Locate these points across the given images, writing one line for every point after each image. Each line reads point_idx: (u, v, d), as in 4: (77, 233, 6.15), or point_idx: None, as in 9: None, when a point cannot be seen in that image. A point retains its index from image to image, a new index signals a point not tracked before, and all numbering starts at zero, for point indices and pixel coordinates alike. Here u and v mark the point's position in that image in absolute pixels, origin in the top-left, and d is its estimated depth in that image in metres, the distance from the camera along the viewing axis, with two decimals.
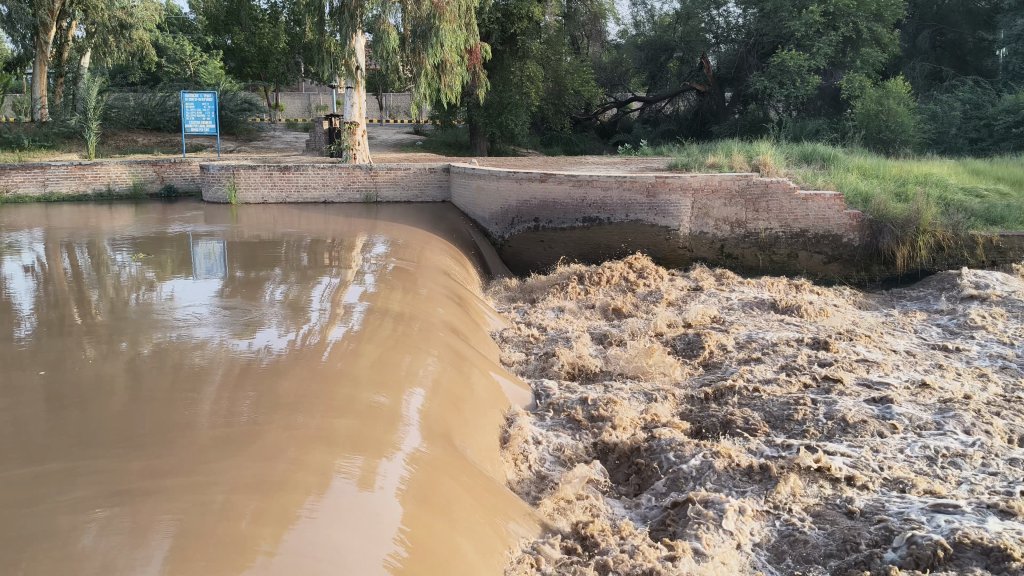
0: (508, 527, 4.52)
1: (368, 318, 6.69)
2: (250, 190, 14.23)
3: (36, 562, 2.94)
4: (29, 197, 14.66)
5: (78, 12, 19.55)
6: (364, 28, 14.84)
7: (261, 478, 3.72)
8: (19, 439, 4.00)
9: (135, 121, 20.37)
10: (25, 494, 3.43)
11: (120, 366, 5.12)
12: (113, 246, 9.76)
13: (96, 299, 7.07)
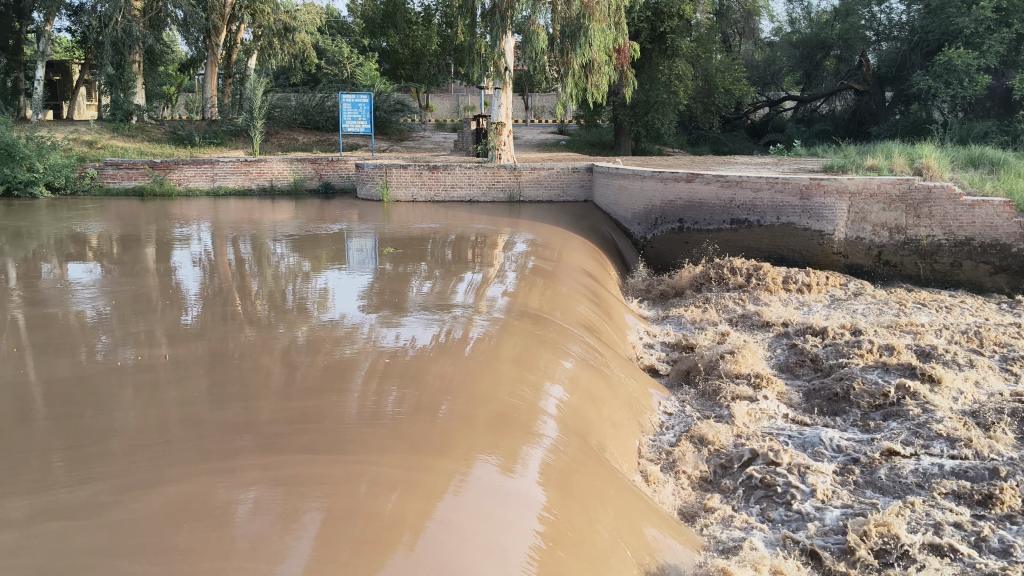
0: (645, 528, 4.51)
1: (508, 314, 6.82)
2: (400, 188, 14.67)
3: (191, 538, 3.13)
4: (199, 190, 15.73)
5: (246, 16, 20.73)
6: (514, 30, 15.06)
7: (402, 466, 3.84)
8: (182, 420, 4.28)
9: (295, 121, 21.41)
10: (185, 473, 3.66)
11: (275, 354, 5.43)
12: (273, 239, 10.33)
13: (256, 289, 7.51)
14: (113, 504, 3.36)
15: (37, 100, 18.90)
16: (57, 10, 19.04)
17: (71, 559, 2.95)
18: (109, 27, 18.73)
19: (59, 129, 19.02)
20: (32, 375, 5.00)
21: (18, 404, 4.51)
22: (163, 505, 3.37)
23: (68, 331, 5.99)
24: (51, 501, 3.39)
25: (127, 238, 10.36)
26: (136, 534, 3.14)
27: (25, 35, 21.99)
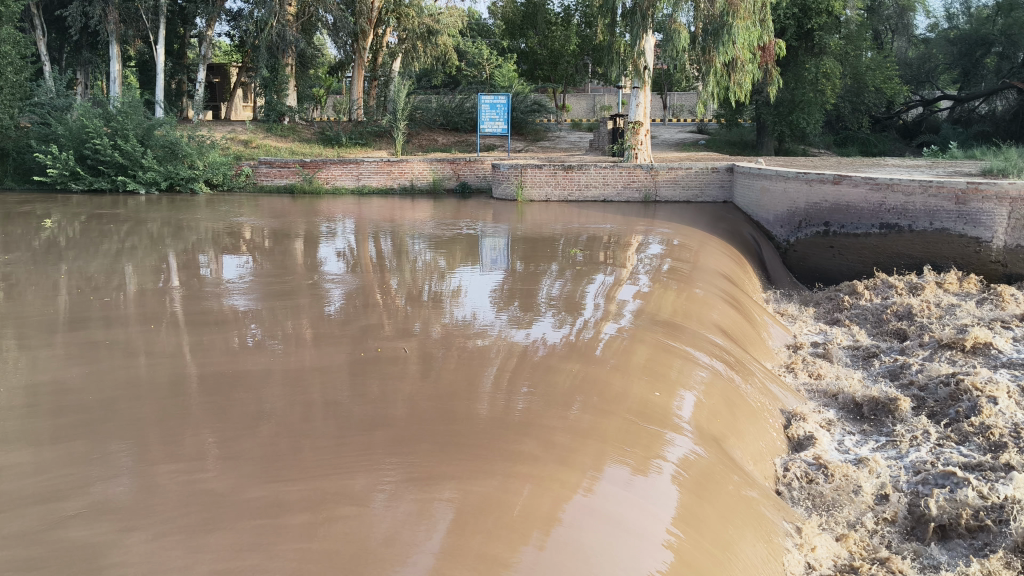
0: (783, 541, 4.39)
1: (641, 316, 6.80)
2: (536, 188, 14.82)
3: (331, 523, 3.31)
4: (344, 188, 16.40)
5: (392, 20, 21.39)
6: (655, 29, 14.93)
7: (533, 464, 3.91)
8: (324, 410, 4.52)
9: (436, 121, 21.93)
10: (324, 461, 3.87)
11: (413, 348, 5.63)
12: (412, 237, 10.66)
13: (395, 284, 7.78)
14: (261, 487, 3.60)
15: (199, 102, 20.05)
16: (218, 16, 20.14)
17: (221, 536, 3.19)
18: (265, 31, 19.64)
19: (218, 129, 20.21)
20: (190, 361, 5.38)
21: (178, 388, 4.87)
22: (304, 491, 3.58)
23: (222, 321, 6.40)
24: (206, 480, 3.66)
25: (277, 232, 10.94)
26: (281, 516, 3.35)
27: (190, 41, 23.47)
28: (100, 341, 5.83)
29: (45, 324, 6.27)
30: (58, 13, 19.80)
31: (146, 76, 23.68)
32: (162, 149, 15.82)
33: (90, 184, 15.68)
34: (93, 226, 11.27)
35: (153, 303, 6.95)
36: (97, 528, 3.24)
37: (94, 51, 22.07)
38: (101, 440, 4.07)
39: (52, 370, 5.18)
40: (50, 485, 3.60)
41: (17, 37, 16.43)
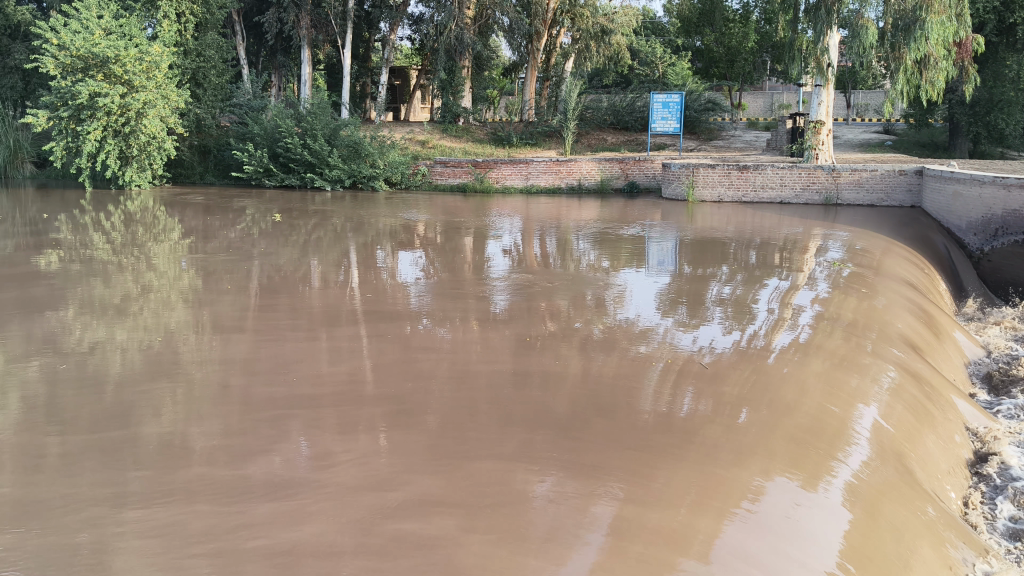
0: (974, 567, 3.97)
1: (818, 325, 6.49)
2: (707, 188, 14.51)
3: (492, 513, 3.37)
4: (513, 188, 16.70)
5: (566, 20, 21.45)
6: (840, 25, 14.24)
7: (698, 473, 3.80)
8: (490, 404, 4.60)
9: (606, 121, 21.83)
10: (487, 454, 3.94)
11: (575, 348, 5.64)
12: (579, 236, 10.67)
13: (562, 283, 7.83)
14: (427, 474, 3.71)
15: (381, 104, 20.87)
16: (401, 20, 20.87)
17: (387, 519, 3.30)
18: (444, 34, 20.17)
19: (397, 129, 20.98)
20: (365, 351, 5.62)
21: (352, 376, 5.10)
22: (467, 481, 3.66)
23: (396, 313, 6.65)
24: (376, 465, 3.81)
25: (448, 229, 11.23)
26: (444, 503, 3.44)
27: (374, 45, 24.48)
28: (286, 328, 6.20)
29: (237, 310, 6.73)
30: (257, 19, 21.14)
31: (334, 79, 24.93)
32: (347, 148, 16.53)
33: (281, 180, 16.71)
34: (282, 220, 11.97)
35: (332, 294, 7.31)
36: (274, 503, 3.43)
37: (288, 55, 23.44)
38: (280, 422, 4.32)
39: (241, 353, 5.55)
40: (236, 458, 3.86)
41: (221, 42, 17.58)
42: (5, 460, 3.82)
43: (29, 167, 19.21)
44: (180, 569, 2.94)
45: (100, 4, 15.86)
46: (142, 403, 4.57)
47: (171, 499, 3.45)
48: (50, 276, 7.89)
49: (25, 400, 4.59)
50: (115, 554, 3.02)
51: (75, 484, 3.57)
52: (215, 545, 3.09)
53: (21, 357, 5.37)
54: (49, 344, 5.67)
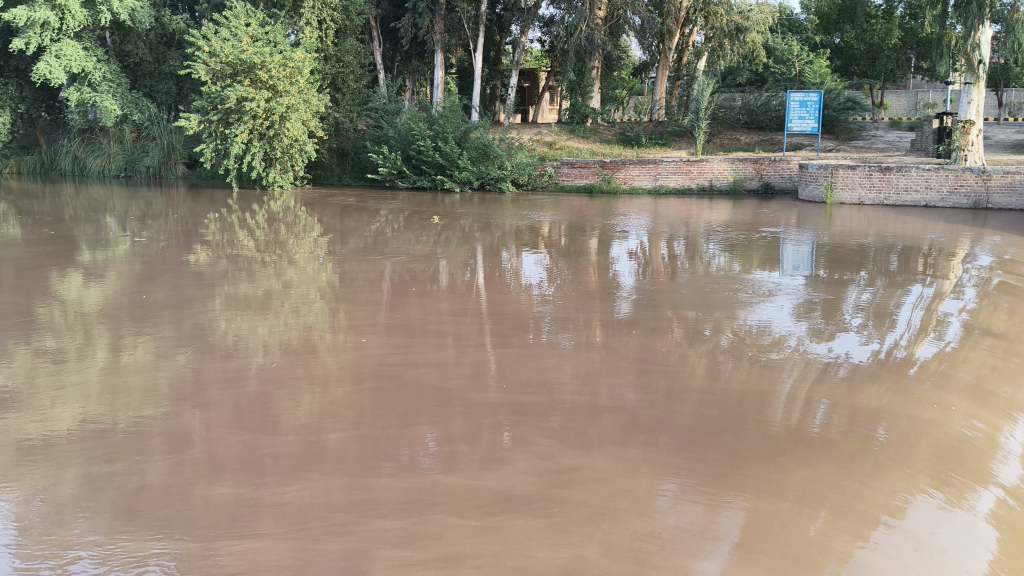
0: None
1: (966, 335, 6.15)
2: (846, 190, 13.97)
3: (615, 519, 3.37)
4: (642, 188, 16.61)
5: (699, 19, 21.08)
6: (993, 19, 13.42)
7: (832, 487, 3.67)
8: (613, 409, 4.59)
9: (739, 121, 21.30)
10: (610, 458, 3.94)
11: (703, 354, 5.56)
12: (709, 239, 10.47)
13: (690, 286, 7.73)
14: (550, 476, 3.75)
15: (510, 106, 21.06)
16: (532, 22, 21.01)
17: (511, 519, 3.35)
18: (575, 36, 20.18)
19: (526, 131, 21.14)
20: (491, 350, 5.70)
21: (478, 375, 5.19)
22: (591, 485, 3.66)
23: (522, 314, 6.72)
24: (500, 465, 3.87)
25: (575, 230, 11.24)
26: (568, 506, 3.46)
27: (505, 47, 24.74)
28: (415, 326, 6.37)
29: (370, 307, 6.95)
30: (392, 24, 21.72)
31: (465, 82, 25.35)
32: (476, 151, 16.74)
33: (413, 182, 17.14)
34: (413, 220, 12.28)
35: (460, 293, 7.45)
36: (401, 498, 3.53)
37: (421, 59, 23.99)
38: (409, 418, 4.46)
39: (373, 349, 5.73)
40: (367, 452, 4.00)
41: (359, 48, 18.15)
42: (157, 444, 4.08)
43: (182, 168, 20.36)
44: (314, 559, 3.07)
45: (248, 13, 16.67)
46: (281, 395, 4.78)
47: (306, 489, 3.61)
48: (200, 271, 8.37)
49: (176, 388, 4.89)
50: (255, 541, 3.19)
51: (219, 470, 3.79)
52: (347, 537, 3.22)
53: (172, 348, 5.72)
54: (198, 336, 6.01)
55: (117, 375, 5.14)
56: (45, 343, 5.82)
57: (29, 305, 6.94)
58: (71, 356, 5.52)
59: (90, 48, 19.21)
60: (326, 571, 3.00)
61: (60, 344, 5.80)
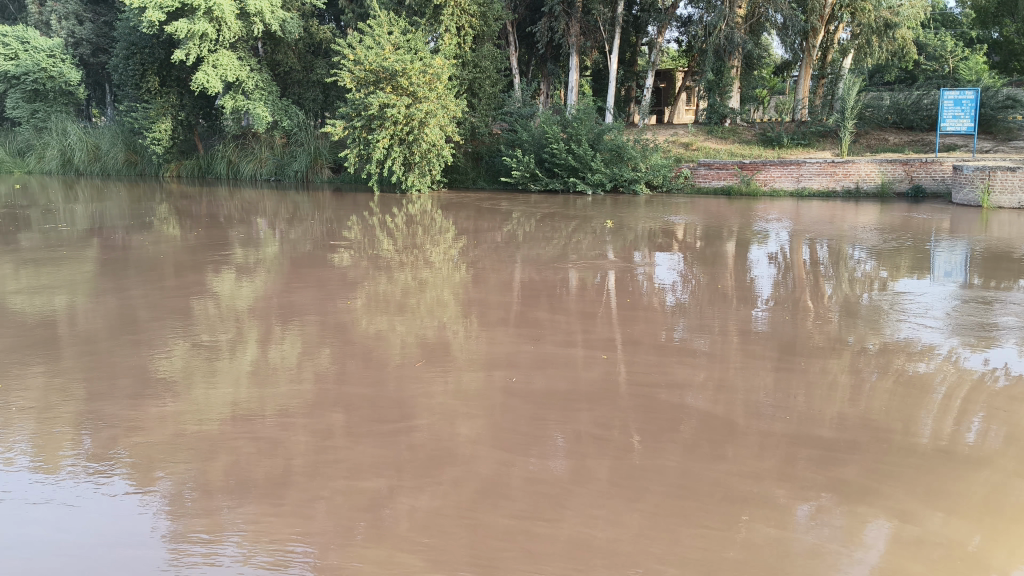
0: None
1: None
2: (1005, 193, 13.11)
3: (748, 531, 3.29)
4: (783, 190, 16.20)
5: (846, 15, 20.24)
6: None
7: (985, 508, 3.47)
8: (747, 418, 4.48)
9: (887, 120, 20.25)
10: (743, 467, 3.87)
11: (844, 364, 5.35)
12: (854, 244, 10.01)
13: (832, 293, 7.45)
14: (681, 483, 3.70)
15: (645, 107, 20.85)
16: (669, 22, 20.74)
17: (640, 527, 3.33)
18: (713, 35, 19.81)
19: (662, 132, 20.91)
20: (622, 353, 5.68)
21: (608, 378, 5.18)
22: (722, 495, 3.60)
23: (653, 318, 6.65)
24: (630, 469, 3.85)
25: (710, 234, 11.01)
26: (698, 515, 3.41)
27: (641, 48, 24.50)
28: (547, 327, 6.41)
29: (502, 308, 7.04)
30: (529, 28, 21.91)
31: (600, 84, 25.26)
32: (610, 153, 16.62)
33: (546, 185, 17.23)
34: (546, 223, 12.33)
35: (590, 296, 7.44)
36: (530, 500, 3.56)
37: (557, 62, 24.06)
38: (540, 417, 4.50)
39: (505, 350, 5.81)
40: (496, 452, 4.06)
41: (497, 53, 18.37)
42: (300, 435, 4.28)
43: (327, 173, 21.11)
44: (444, 555, 3.14)
45: (391, 21, 17.20)
46: (415, 392, 4.92)
47: (438, 483, 3.72)
48: (342, 271, 8.71)
49: (318, 382, 5.12)
50: (388, 534, 3.29)
51: (358, 462, 3.94)
52: (477, 537, 3.27)
53: (314, 344, 5.98)
54: (339, 333, 6.25)
55: (265, 368, 5.42)
56: (200, 336, 6.20)
57: (187, 301, 7.40)
58: (224, 349, 5.87)
59: (244, 58, 20.28)
60: (456, 567, 3.07)
61: (213, 338, 6.17)
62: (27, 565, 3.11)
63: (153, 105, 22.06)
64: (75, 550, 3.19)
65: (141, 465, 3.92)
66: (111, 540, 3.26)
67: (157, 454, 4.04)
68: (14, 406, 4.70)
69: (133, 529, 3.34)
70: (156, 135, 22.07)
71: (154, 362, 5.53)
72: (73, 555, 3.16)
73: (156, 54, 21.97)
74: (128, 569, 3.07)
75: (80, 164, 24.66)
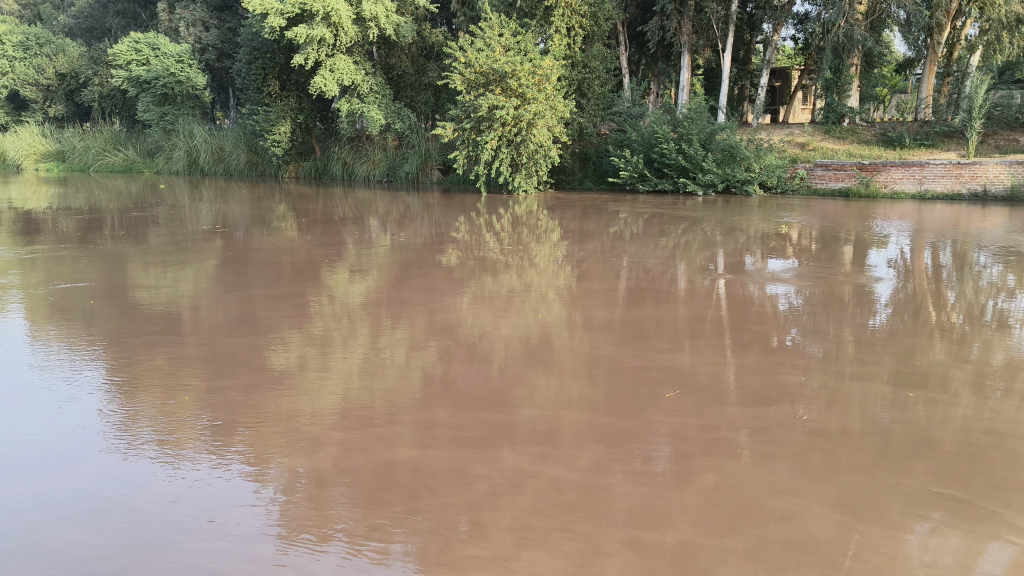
0: None
1: None
2: None
3: (863, 550, 3.15)
4: (904, 192, 15.56)
5: (974, 10, 19.22)
6: None
7: None
8: (863, 428, 4.30)
9: (1019, 120, 19.11)
10: (855, 479, 3.72)
11: (969, 375, 5.07)
12: (980, 249, 9.49)
13: (955, 300, 7.10)
14: (788, 493, 3.59)
15: (759, 107, 20.32)
16: (785, 20, 20.15)
17: (747, 538, 3.23)
18: (832, 33, 19.13)
19: (776, 132, 20.36)
20: (730, 358, 5.56)
21: (715, 383, 5.06)
22: (835, 508, 3.46)
23: (765, 322, 6.48)
24: (736, 477, 3.75)
25: (826, 237, 10.64)
26: (808, 528, 3.29)
27: (755, 47, 23.89)
28: (653, 330, 6.34)
29: (607, 310, 6.99)
30: (639, 28, 21.69)
31: (712, 83, 24.77)
32: (722, 152, 16.23)
33: (655, 185, 17.02)
34: (653, 224, 12.19)
35: (699, 299, 7.31)
36: (632, 503, 3.52)
37: (668, 61, 23.72)
38: (644, 421, 4.44)
39: (609, 351, 5.76)
40: (600, 453, 4.03)
41: (607, 53, 18.25)
42: (407, 429, 4.36)
43: (437, 174, 21.46)
44: (544, 556, 3.13)
45: (501, 23, 17.33)
46: (518, 391, 4.93)
47: (539, 482, 3.73)
48: (450, 270, 8.83)
49: (425, 378, 5.20)
50: (489, 533, 3.29)
51: (462, 459, 3.98)
52: (581, 538, 3.25)
53: (423, 340, 6.09)
54: (446, 331, 6.34)
55: (375, 363, 5.56)
56: (313, 331, 6.39)
57: (303, 297, 7.65)
58: (336, 344, 6.03)
59: (359, 62, 20.83)
60: (558, 568, 3.05)
61: (327, 332, 6.36)
62: (148, 541, 3.26)
63: (274, 108, 22.89)
64: (192, 533, 3.31)
65: (254, 455, 4.05)
66: (225, 525, 3.37)
67: (269, 444, 4.18)
68: (141, 394, 4.95)
69: (245, 515, 3.45)
70: (276, 138, 22.91)
71: (270, 355, 5.73)
72: (190, 538, 3.27)
73: (277, 58, 22.79)
74: (239, 553, 3.17)
75: (205, 164, 25.84)
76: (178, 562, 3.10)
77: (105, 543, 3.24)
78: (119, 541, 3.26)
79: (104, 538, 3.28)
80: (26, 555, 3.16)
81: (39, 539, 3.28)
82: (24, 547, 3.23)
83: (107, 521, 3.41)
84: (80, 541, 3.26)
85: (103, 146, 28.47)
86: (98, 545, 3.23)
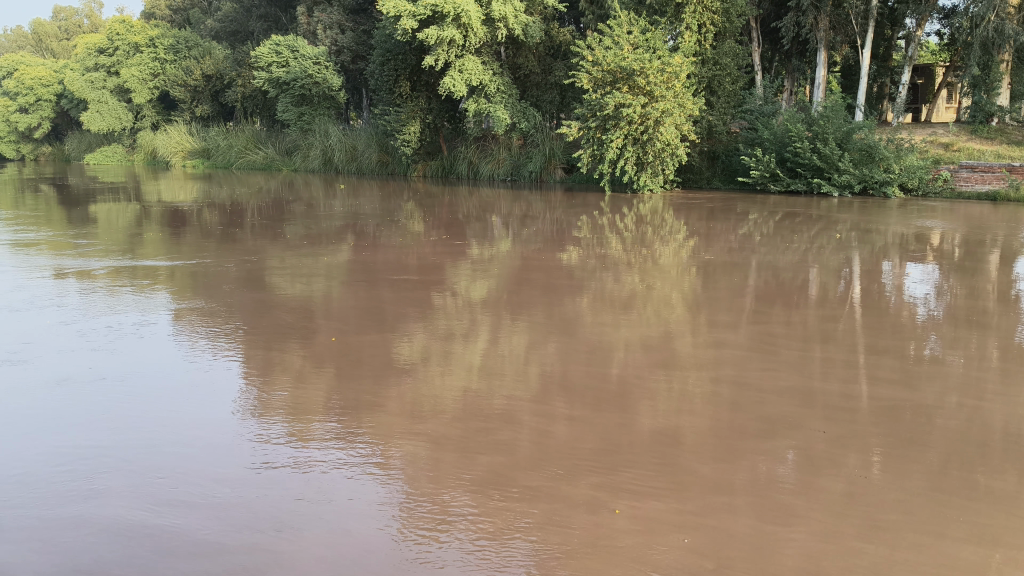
0: None
1: None
2: None
3: (1006, 566, 3.01)
4: None
5: None
6: None
7: None
8: (1005, 444, 4.07)
9: None
10: (992, 495, 3.55)
11: None
12: None
13: None
14: (917, 505, 3.46)
15: (900, 105, 19.40)
16: (929, 14, 19.18)
17: (881, 550, 3.13)
18: (981, 27, 18.06)
19: (917, 132, 19.40)
20: (861, 366, 5.36)
21: (844, 392, 4.88)
22: (973, 524, 3.31)
23: (902, 331, 6.18)
24: (864, 488, 3.62)
25: (968, 242, 10.04)
26: (948, 541, 3.18)
27: (897, 43, 22.77)
28: (779, 334, 6.17)
29: (732, 313, 6.83)
30: (773, 24, 21.10)
31: (850, 80, 23.72)
32: (860, 152, 15.59)
33: (787, 185, 16.46)
34: (783, 225, 11.88)
35: (831, 304, 7.05)
36: (754, 508, 3.47)
37: (803, 58, 23.01)
38: (767, 428, 4.34)
39: (732, 356, 5.65)
40: (722, 458, 3.96)
41: (739, 49, 17.76)
42: (525, 427, 4.39)
43: (560, 173, 21.49)
44: (663, 553, 3.14)
45: (630, 20, 17.22)
46: (639, 392, 4.91)
47: (657, 484, 3.71)
48: (573, 270, 8.83)
49: (543, 376, 5.24)
50: (609, 530, 3.31)
51: (578, 458, 3.99)
52: (699, 540, 3.23)
53: (544, 339, 6.14)
54: (567, 330, 6.36)
55: (496, 360, 5.63)
56: (438, 327, 6.56)
57: (429, 293, 7.83)
58: (459, 340, 6.15)
59: (488, 62, 21.11)
60: (679, 565, 3.06)
61: (451, 329, 6.48)
62: (263, 535, 3.34)
63: (405, 109, 23.39)
64: (311, 532, 3.34)
65: (379, 453, 4.12)
66: (351, 528, 3.37)
67: (392, 437, 4.30)
68: (276, 386, 5.20)
69: (366, 513, 3.50)
70: (406, 137, 23.47)
71: (396, 350, 5.92)
72: (307, 534, 3.33)
73: (408, 60, 23.33)
74: (355, 550, 3.21)
75: (339, 163, 26.80)
76: (300, 564, 3.13)
77: (231, 539, 3.31)
78: (242, 536, 3.33)
79: (229, 534, 3.35)
80: (150, 544, 3.30)
81: (164, 531, 3.39)
82: (153, 536, 3.36)
83: (231, 515, 3.51)
84: (205, 531, 3.38)
85: (244, 144, 29.94)
86: (221, 540, 3.30)
